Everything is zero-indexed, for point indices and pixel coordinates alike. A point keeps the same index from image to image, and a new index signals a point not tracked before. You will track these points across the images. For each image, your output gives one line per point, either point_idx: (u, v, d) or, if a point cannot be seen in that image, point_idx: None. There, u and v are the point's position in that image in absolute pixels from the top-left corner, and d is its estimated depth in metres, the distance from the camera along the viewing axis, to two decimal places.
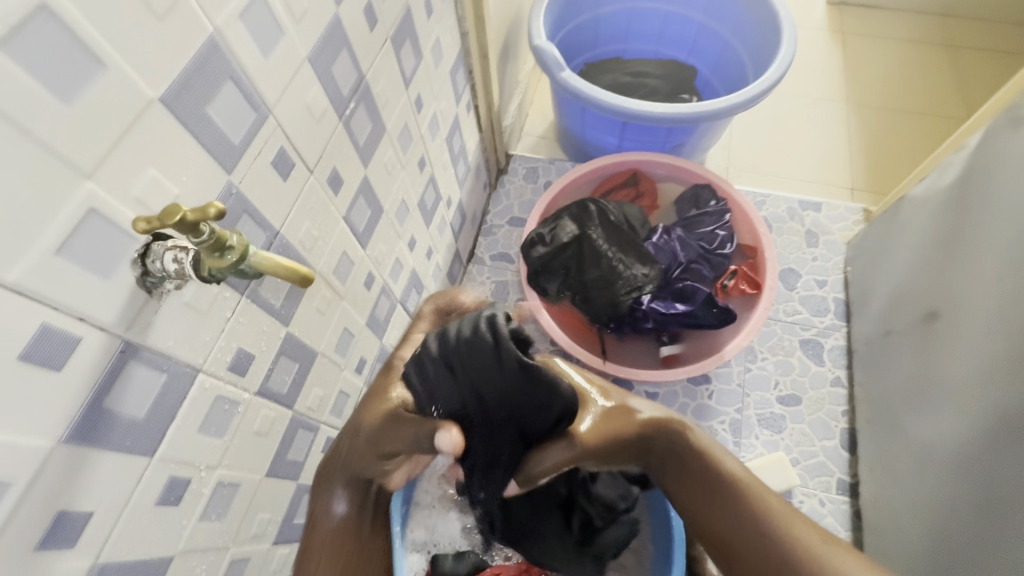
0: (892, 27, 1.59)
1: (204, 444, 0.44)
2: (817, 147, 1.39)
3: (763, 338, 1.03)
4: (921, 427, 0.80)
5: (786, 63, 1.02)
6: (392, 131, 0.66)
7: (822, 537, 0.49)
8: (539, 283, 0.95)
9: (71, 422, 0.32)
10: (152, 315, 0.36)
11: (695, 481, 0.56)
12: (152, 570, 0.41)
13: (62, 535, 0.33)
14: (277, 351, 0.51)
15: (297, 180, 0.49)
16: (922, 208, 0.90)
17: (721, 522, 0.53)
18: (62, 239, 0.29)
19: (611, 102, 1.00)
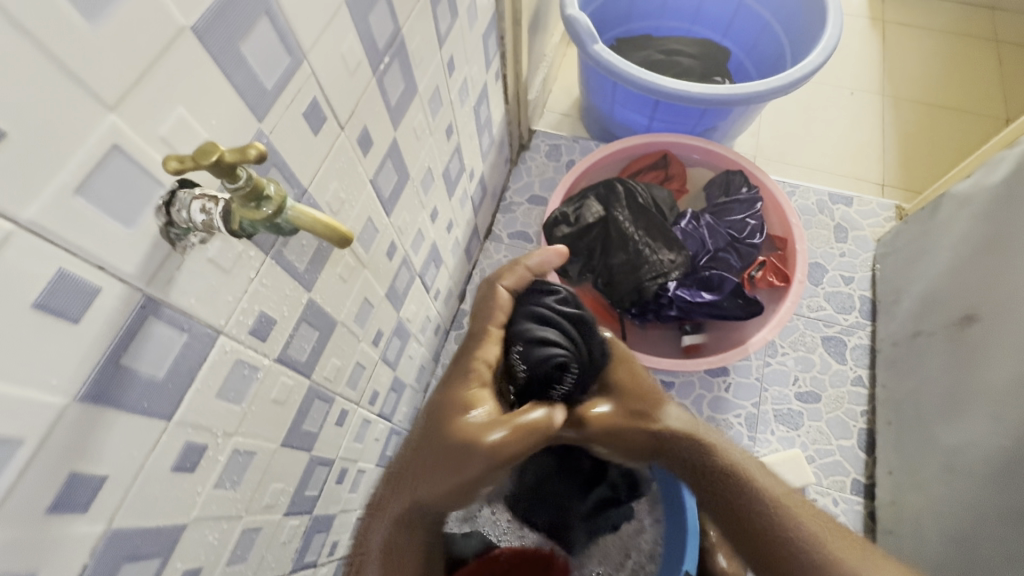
0: (934, 19, 1.52)
1: (221, 410, 0.42)
2: (849, 140, 1.34)
3: (785, 333, 1.00)
4: (948, 435, 0.79)
5: (831, 47, 0.97)
6: (423, 93, 0.63)
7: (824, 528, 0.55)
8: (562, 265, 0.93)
9: (87, 378, 0.29)
10: (174, 270, 0.33)
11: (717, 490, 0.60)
12: (165, 537, 0.39)
13: (73, 500, 0.30)
14: (298, 318, 0.49)
15: (328, 136, 0.46)
16: (964, 208, 0.87)
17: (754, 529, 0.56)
18: (81, 178, 0.26)
19: (645, 79, 0.95)
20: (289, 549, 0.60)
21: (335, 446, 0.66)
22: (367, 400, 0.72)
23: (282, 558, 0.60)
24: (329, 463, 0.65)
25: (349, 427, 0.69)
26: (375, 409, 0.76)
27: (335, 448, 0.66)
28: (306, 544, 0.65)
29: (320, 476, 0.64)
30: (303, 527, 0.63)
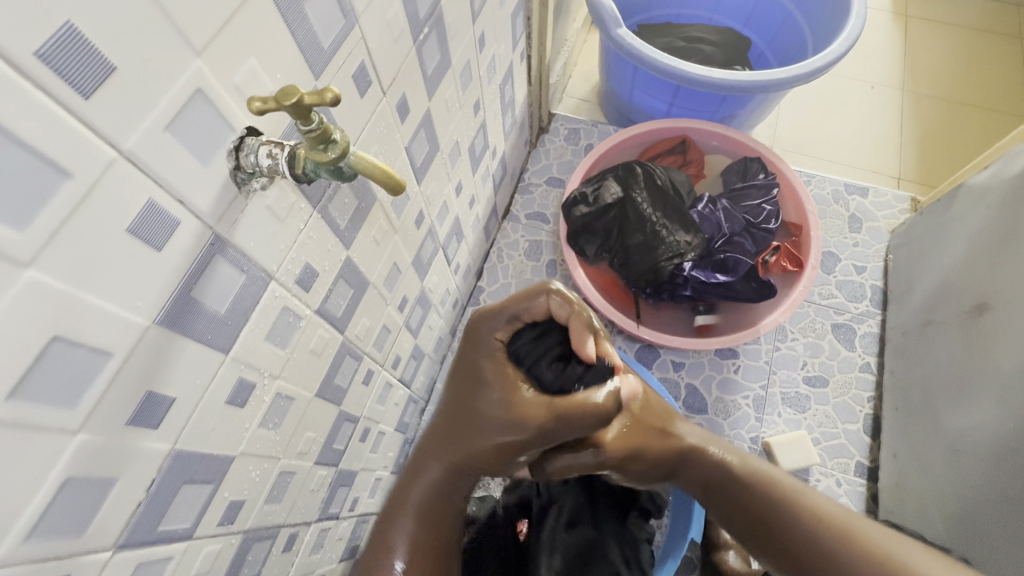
0: (958, 14, 1.52)
1: (268, 352, 0.44)
2: (867, 133, 1.35)
3: (795, 319, 1.02)
4: (954, 419, 0.81)
5: (854, 37, 0.98)
6: (456, 66, 0.65)
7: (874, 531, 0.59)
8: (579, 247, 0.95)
9: (164, 304, 0.32)
10: (238, 213, 0.36)
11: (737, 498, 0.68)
12: (217, 466, 0.42)
13: (147, 415, 0.33)
14: (337, 273, 0.51)
15: (371, 100, 0.48)
16: (981, 199, 0.88)
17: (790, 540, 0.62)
18: (171, 115, 0.29)
19: (668, 63, 0.96)
20: (317, 498, 0.64)
21: (360, 404, 0.69)
22: (390, 364, 0.75)
23: (311, 505, 0.63)
24: (354, 420, 0.68)
25: (373, 388, 0.72)
26: (397, 374, 0.79)
27: (360, 407, 0.69)
28: (331, 496, 0.68)
29: (347, 431, 0.67)
30: (330, 479, 0.66)
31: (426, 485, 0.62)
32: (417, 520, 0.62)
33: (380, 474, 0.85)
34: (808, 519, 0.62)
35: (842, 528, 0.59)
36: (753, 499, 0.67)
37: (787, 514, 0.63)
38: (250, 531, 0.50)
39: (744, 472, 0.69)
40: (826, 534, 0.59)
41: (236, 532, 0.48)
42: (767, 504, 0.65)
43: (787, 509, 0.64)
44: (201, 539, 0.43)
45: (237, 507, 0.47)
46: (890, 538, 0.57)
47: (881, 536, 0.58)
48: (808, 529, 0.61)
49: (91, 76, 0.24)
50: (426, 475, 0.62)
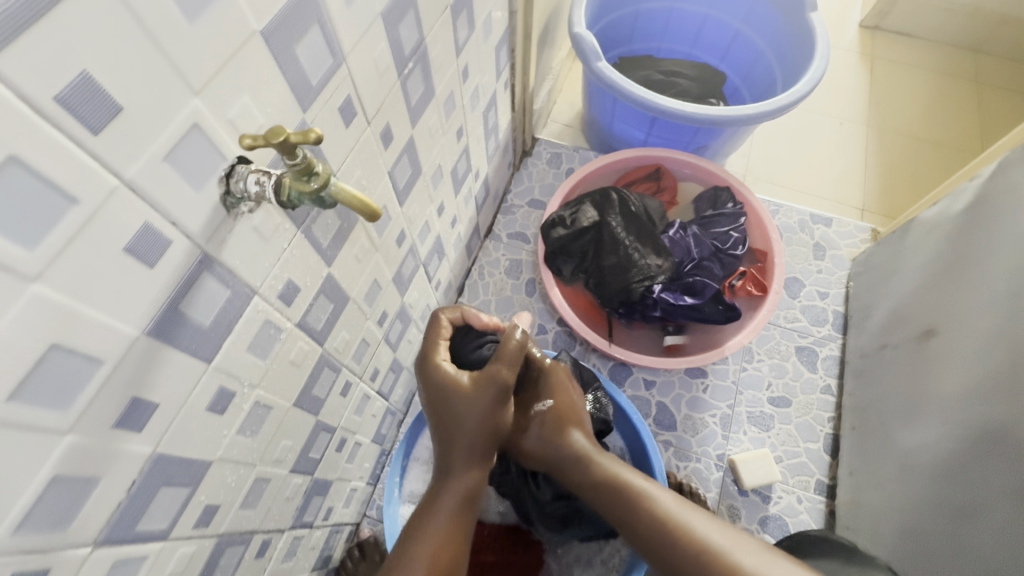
0: (919, 57, 1.62)
1: (249, 362, 0.47)
2: (833, 166, 1.42)
3: (761, 341, 1.07)
4: (904, 437, 0.86)
5: (817, 78, 1.04)
6: (439, 96, 0.69)
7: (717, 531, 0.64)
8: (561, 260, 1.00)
9: (153, 316, 0.35)
10: (226, 233, 0.39)
11: (617, 506, 0.69)
12: (195, 470, 0.44)
13: (132, 419, 0.36)
14: (318, 289, 0.54)
15: (356, 129, 0.52)
16: (933, 232, 0.94)
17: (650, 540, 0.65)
18: (169, 148, 0.32)
19: (644, 96, 1.02)
20: (291, 505, 0.65)
21: (338, 414, 0.71)
22: (368, 376, 0.78)
23: (285, 512, 0.65)
24: (331, 430, 0.70)
25: (350, 400, 0.74)
26: (375, 386, 0.81)
27: (338, 417, 0.71)
28: (305, 504, 0.70)
29: (323, 441, 0.69)
30: (305, 487, 0.68)
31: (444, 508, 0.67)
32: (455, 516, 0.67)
33: (355, 485, 0.87)
34: (662, 523, 0.65)
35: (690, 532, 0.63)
36: (620, 501, 0.69)
37: (646, 517, 0.66)
38: (224, 535, 0.52)
39: (615, 479, 0.71)
40: (680, 539, 0.63)
41: (210, 536, 0.50)
42: (628, 505, 0.68)
43: (643, 513, 0.67)
44: (176, 541, 0.45)
45: (212, 511, 0.49)
46: (733, 541, 0.62)
47: (727, 540, 0.63)
48: (663, 534, 0.64)
49: (100, 115, 0.27)
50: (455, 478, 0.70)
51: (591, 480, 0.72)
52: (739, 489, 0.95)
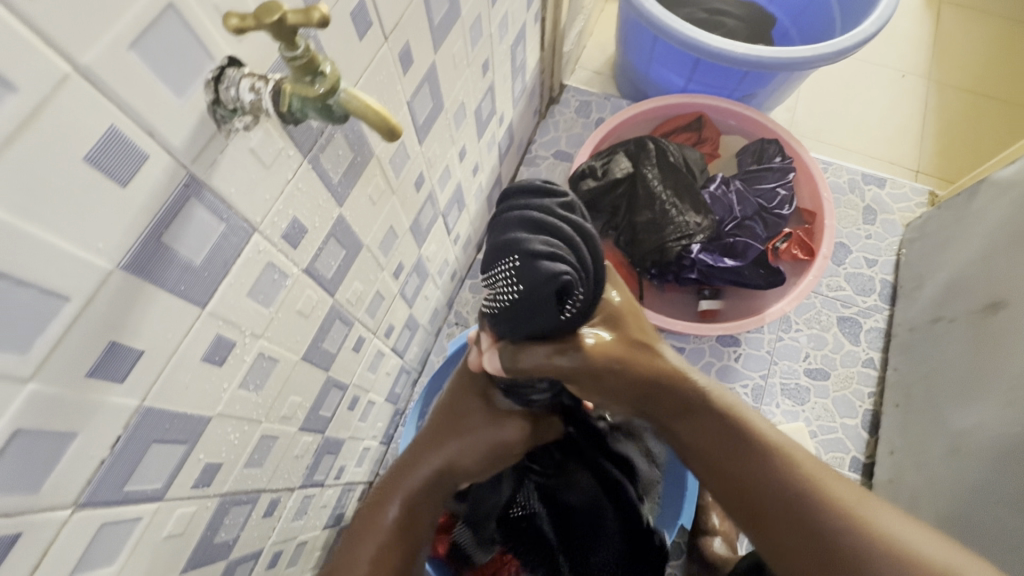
0: (992, 3, 1.45)
1: (250, 310, 0.42)
2: (887, 123, 1.30)
3: (801, 309, 1.00)
4: (956, 418, 0.79)
5: (887, 16, 0.92)
6: (465, 19, 0.61)
7: (856, 493, 0.51)
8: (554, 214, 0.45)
9: (132, 247, 0.29)
10: (217, 153, 0.33)
11: (720, 428, 0.54)
12: (191, 427, 0.40)
13: (110, 368, 0.31)
14: (328, 232, 0.48)
15: (372, 44, 0.44)
16: (1005, 193, 0.84)
17: (767, 494, 0.51)
18: (138, 32, 0.25)
19: (689, 34, 0.91)
20: (301, 463, 0.62)
21: (350, 371, 0.67)
22: (382, 333, 0.73)
23: (294, 471, 0.61)
24: (343, 387, 0.66)
25: (363, 356, 0.70)
26: (389, 343, 0.77)
27: (350, 374, 0.67)
28: (316, 463, 0.66)
29: (334, 399, 0.65)
30: (315, 445, 0.64)
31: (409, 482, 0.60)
32: (387, 545, 0.57)
33: (368, 444, 0.84)
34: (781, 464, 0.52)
35: (826, 494, 0.50)
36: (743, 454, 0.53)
37: (773, 469, 0.52)
38: (228, 495, 0.48)
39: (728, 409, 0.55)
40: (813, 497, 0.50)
41: (213, 495, 0.46)
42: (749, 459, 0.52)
43: (767, 459, 0.52)
44: (173, 501, 0.41)
45: (213, 470, 0.45)
46: (888, 517, 0.49)
47: (879, 512, 0.49)
48: (788, 496, 0.50)
49: None
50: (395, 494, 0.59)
51: (689, 405, 0.55)
52: None
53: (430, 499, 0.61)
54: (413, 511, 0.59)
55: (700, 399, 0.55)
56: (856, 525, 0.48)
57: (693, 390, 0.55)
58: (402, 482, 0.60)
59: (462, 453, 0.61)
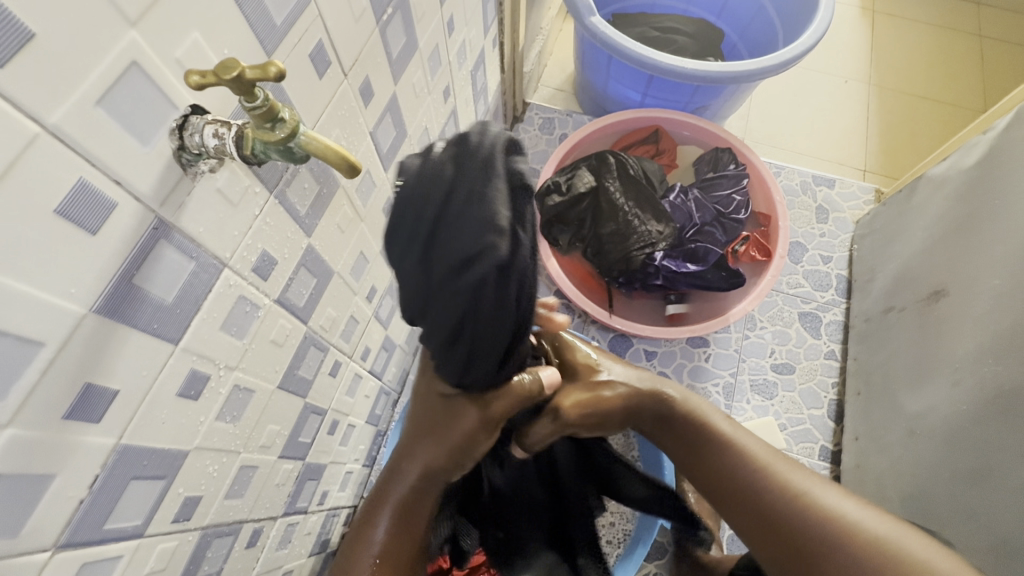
0: (922, 11, 1.55)
1: (224, 343, 0.43)
2: (834, 126, 1.37)
3: (764, 308, 1.04)
4: (912, 402, 0.84)
5: (823, 29, 0.98)
6: (423, 50, 0.63)
7: (804, 475, 0.59)
8: (490, 156, 0.31)
9: (103, 292, 0.30)
10: (184, 195, 0.34)
11: (686, 430, 0.66)
12: (169, 462, 0.40)
13: (87, 409, 0.32)
14: (298, 262, 0.50)
15: (332, 81, 0.46)
16: (941, 188, 0.90)
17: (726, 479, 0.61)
18: (103, 89, 0.27)
19: (640, 53, 0.95)
20: (282, 491, 0.62)
21: (328, 396, 0.67)
22: (359, 356, 0.74)
23: (276, 500, 0.61)
24: (322, 412, 0.67)
25: (341, 380, 0.71)
26: (366, 365, 0.78)
27: (327, 399, 0.67)
28: (299, 490, 0.67)
29: (313, 424, 0.65)
30: (296, 472, 0.65)
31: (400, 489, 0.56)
32: (391, 547, 0.55)
33: (351, 468, 0.84)
34: (740, 457, 0.61)
35: (773, 476, 0.59)
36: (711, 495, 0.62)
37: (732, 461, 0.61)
38: (209, 527, 0.49)
39: (685, 404, 0.67)
40: (768, 490, 0.58)
41: (193, 529, 0.46)
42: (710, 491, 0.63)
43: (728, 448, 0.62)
44: (154, 538, 0.42)
45: (193, 504, 0.45)
46: (825, 489, 0.57)
47: (817, 487, 0.57)
48: (741, 478, 0.60)
49: (10, 45, 0.22)
50: (388, 504, 0.56)
51: (659, 412, 0.67)
52: None
53: (424, 506, 0.57)
54: (406, 523, 0.56)
55: (670, 407, 0.67)
56: (803, 503, 0.56)
57: (664, 400, 0.67)
58: (382, 497, 0.56)
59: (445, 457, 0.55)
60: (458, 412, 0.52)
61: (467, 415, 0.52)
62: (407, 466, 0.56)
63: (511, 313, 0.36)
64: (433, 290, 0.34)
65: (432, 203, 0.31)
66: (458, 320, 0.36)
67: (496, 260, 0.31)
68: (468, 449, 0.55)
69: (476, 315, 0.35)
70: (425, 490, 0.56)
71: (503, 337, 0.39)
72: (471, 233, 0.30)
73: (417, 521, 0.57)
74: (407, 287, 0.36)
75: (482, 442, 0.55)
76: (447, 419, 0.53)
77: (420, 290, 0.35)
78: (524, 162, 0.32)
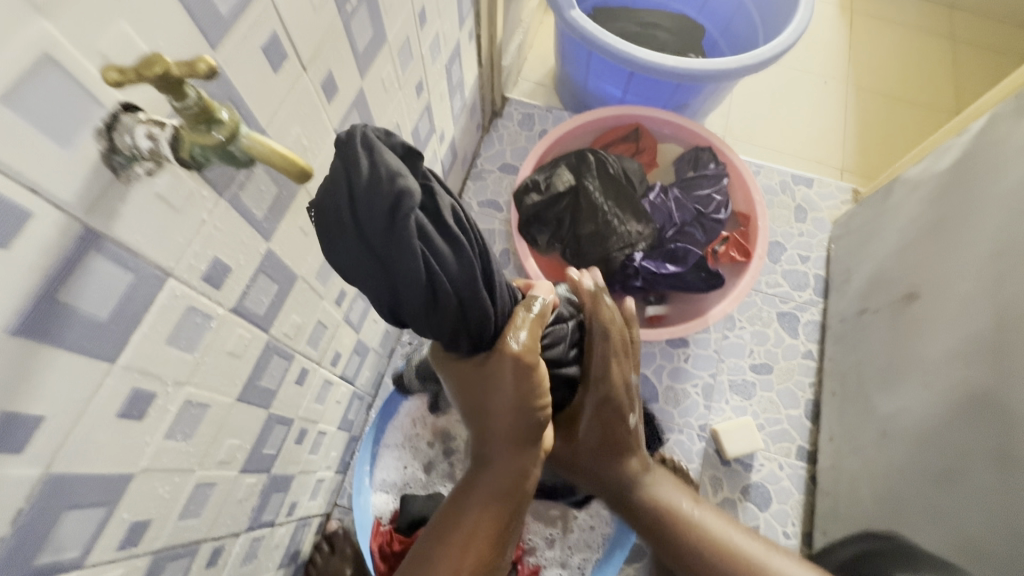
0: (899, 11, 1.57)
1: (171, 357, 0.39)
2: (812, 125, 1.38)
3: (743, 308, 1.04)
4: (885, 403, 0.84)
5: (803, 28, 0.98)
6: (393, 43, 0.60)
7: None
8: (361, 138, 0.37)
9: (20, 310, 0.27)
10: (117, 201, 0.31)
11: None
12: (110, 487, 0.38)
13: (6, 439, 0.29)
14: (256, 268, 0.47)
15: (289, 76, 0.43)
16: (916, 189, 0.91)
17: None
18: (10, 85, 0.24)
19: (620, 48, 0.93)
20: (245, 506, 0.59)
21: (295, 404, 0.65)
22: (328, 362, 0.71)
23: (239, 515, 0.59)
24: (288, 422, 0.64)
25: (309, 387, 0.68)
26: (337, 370, 0.75)
27: (295, 408, 0.65)
28: (264, 503, 0.64)
29: (279, 435, 0.63)
30: (261, 486, 0.62)
31: (490, 470, 0.56)
32: (485, 525, 0.53)
33: (323, 475, 0.82)
34: None
35: None
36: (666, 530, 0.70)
37: None
38: (161, 551, 0.46)
39: None
40: None
41: (143, 554, 0.43)
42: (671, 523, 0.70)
43: None
44: (96, 568, 0.39)
45: (141, 528, 0.42)
46: None
47: None
48: None
49: None
50: (478, 487, 0.55)
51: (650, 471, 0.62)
52: (721, 458, 0.94)
53: (519, 471, 0.56)
54: (501, 500, 0.55)
55: None
56: None
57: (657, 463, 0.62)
58: (469, 484, 0.56)
59: (513, 413, 0.56)
60: (495, 367, 0.54)
61: (504, 363, 0.54)
62: (490, 444, 0.57)
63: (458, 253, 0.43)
64: (378, 250, 0.39)
65: (345, 190, 0.37)
66: (428, 286, 0.42)
67: (410, 203, 0.37)
68: (528, 395, 0.55)
69: (439, 270, 0.41)
70: (516, 460, 0.56)
71: (479, 284, 0.47)
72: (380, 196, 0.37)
73: (514, 499, 0.55)
74: (372, 273, 0.40)
75: (537, 389, 0.56)
76: (495, 378, 0.54)
77: (384, 271, 0.40)
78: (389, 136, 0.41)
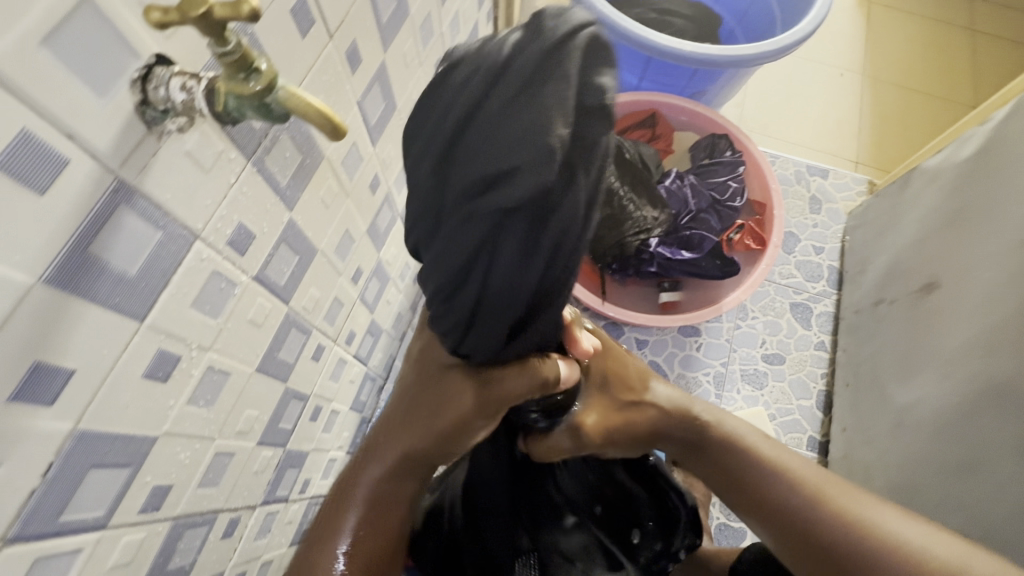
0: (917, 3, 1.55)
1: (196, 321, 0.39)
2: (827, 117, 1.37)
3: (756, 298, 1.03)
4: (901, 393, 0.84)
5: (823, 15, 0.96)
6: (415, 17, 0.60)
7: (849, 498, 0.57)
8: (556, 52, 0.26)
9: (54, 260, 0.27)
10: (149, 156, 0.31)
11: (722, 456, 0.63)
12: (135, 448, 0.38)
13: (36, 390, 0.29)
14: (278, 237, 0.47)
15: (316, 41, 0.43)
16: (935, 180, 0.90)
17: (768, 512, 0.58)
18: (49, 27, 0.23)
19: (638, 33, 0.92)
20: (261, 479, 0.59)
21: (311, 380, 0.65)
22: (343, 340, 0.71)
23: (255, 488, 0.59)
24: (304, 398, 0.64)
25: (325, 364, 0.68)
26: (351, 350, 0.75)
27: (310, 384, 0.65)
28: (278, 478, 0.64)
29: (295, 410, 0.63)
30: (276, 460, 0.62)
31: (378, 467, 0.53)
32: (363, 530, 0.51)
33: (335, 455, 0.82)
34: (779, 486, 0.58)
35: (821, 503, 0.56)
36: (734, 470, 0.62)
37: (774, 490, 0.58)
38: (180, 517, 0.46)
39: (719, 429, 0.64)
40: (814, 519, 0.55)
41: (164, 519, 0.44)
42: (744, 483, 0.61)
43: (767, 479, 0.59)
44: (119, 529, 0.39)
45: (162, 493, 0.42)
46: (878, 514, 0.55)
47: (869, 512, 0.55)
48: (786, 507, 0.57)
49: None
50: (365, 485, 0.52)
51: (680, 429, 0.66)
52: None
53: (410, 481, 0.53)
54: (379, 506, 0.52)
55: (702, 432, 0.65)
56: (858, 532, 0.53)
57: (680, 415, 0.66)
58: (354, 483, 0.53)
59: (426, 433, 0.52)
60: (449, 383, 0.49)
61: (464, 391, 0.48)
62: (384, 445, 0.53)
63: (537, 264, 0.30)
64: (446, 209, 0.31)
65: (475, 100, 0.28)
66: (472, 257, 0.30)
67: (534, 181, 0.26)
68: (461, 427, 0.51)
69: (495, 257, 0.30)
70: (407, 472, 0.53)
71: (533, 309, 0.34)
72: (520, 136, 0.26)
73: (393, 511, 0.53)
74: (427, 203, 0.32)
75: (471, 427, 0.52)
76: (440, 393, 0.50)
77: (433, 205, 0.31)
78: (574, 69, 0.26)
